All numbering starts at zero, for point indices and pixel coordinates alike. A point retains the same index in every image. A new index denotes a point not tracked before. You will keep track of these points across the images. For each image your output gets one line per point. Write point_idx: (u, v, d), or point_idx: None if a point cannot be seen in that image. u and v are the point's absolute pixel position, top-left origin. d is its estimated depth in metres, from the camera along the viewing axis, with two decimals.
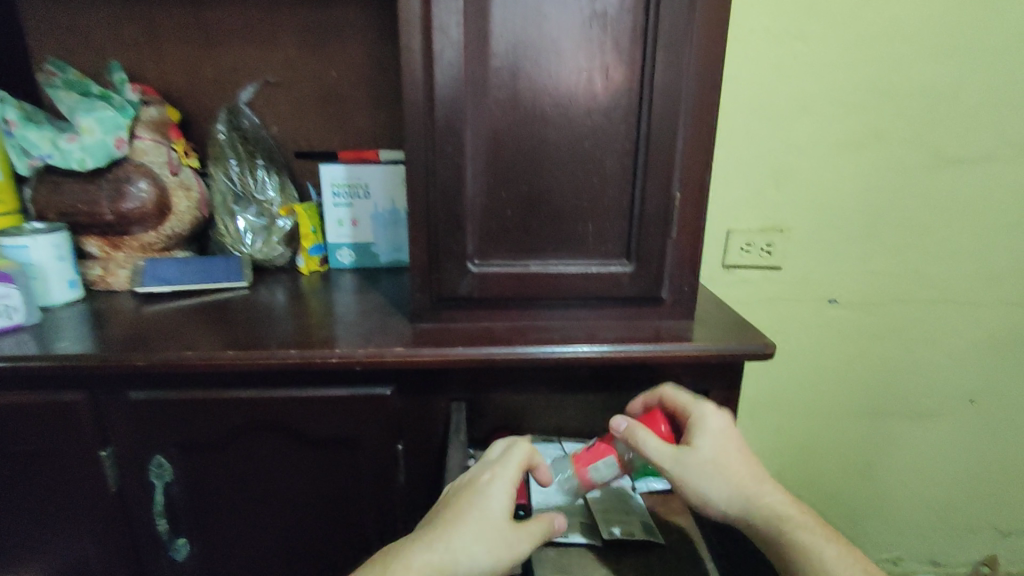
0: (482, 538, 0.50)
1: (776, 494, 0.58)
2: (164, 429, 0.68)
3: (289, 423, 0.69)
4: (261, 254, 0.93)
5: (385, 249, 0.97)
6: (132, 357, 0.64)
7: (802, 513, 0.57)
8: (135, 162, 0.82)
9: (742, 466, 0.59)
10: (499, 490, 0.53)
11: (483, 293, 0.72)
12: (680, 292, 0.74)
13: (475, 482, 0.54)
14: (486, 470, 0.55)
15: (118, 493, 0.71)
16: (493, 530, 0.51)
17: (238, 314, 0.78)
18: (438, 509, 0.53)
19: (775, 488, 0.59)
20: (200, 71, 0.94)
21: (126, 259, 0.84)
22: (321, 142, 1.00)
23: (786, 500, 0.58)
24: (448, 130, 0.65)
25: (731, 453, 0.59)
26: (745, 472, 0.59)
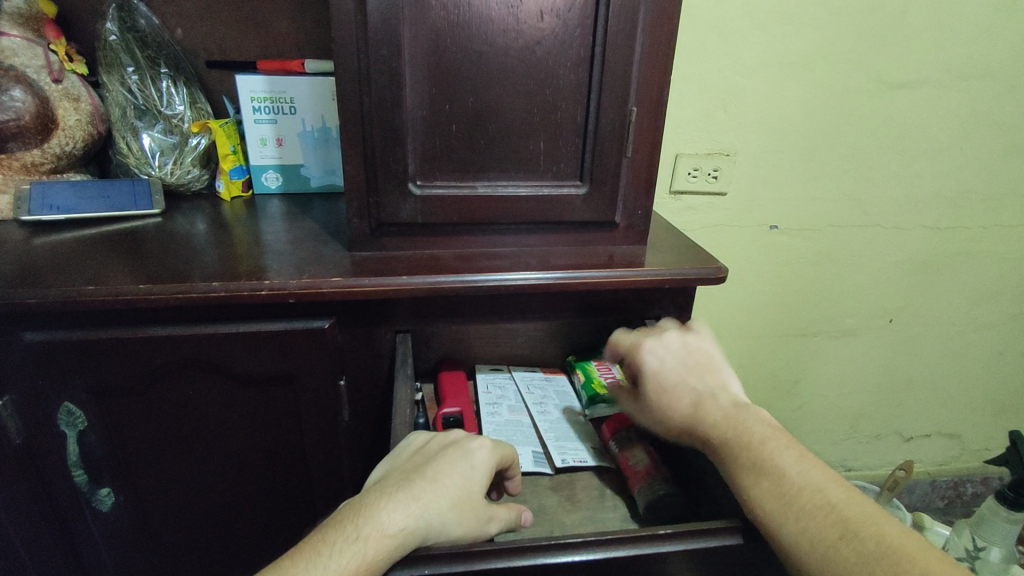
0: (461, 505, 0.46)
1: (718, 411, 0.53)
2: (71, 372, 0.60)
3: (219, 363, 0.63)
4: (173, 178, 0.82)
5: (316, 173, 0.88)
6: (23, 295, 0.56)
7: (751, 421, 0.51)
8: (2, 65, 0.69)
9: (683, 395, 0.56)
10: (484, 460, 0.50)
11: (428, 218, 0.66)
12: (634, 216, 0.71)
13: (463, 445, 0.50)
14: (474, 439, 0.52)
15: (23, 446, 0.63)
16: (471, 499, 0.47)
17: (150, 245, 0.69)
18: (409, 470, 0.47)
19: (717, 407, 0.54)
20: None
21: (6, 181, 0.71)
22: (237, 49, 0.87)
23: (728, 414, 0.53)
24: (383, 28, 0.57)
25: (668, 386, 0.57)
26: (684, 401, 0.56)
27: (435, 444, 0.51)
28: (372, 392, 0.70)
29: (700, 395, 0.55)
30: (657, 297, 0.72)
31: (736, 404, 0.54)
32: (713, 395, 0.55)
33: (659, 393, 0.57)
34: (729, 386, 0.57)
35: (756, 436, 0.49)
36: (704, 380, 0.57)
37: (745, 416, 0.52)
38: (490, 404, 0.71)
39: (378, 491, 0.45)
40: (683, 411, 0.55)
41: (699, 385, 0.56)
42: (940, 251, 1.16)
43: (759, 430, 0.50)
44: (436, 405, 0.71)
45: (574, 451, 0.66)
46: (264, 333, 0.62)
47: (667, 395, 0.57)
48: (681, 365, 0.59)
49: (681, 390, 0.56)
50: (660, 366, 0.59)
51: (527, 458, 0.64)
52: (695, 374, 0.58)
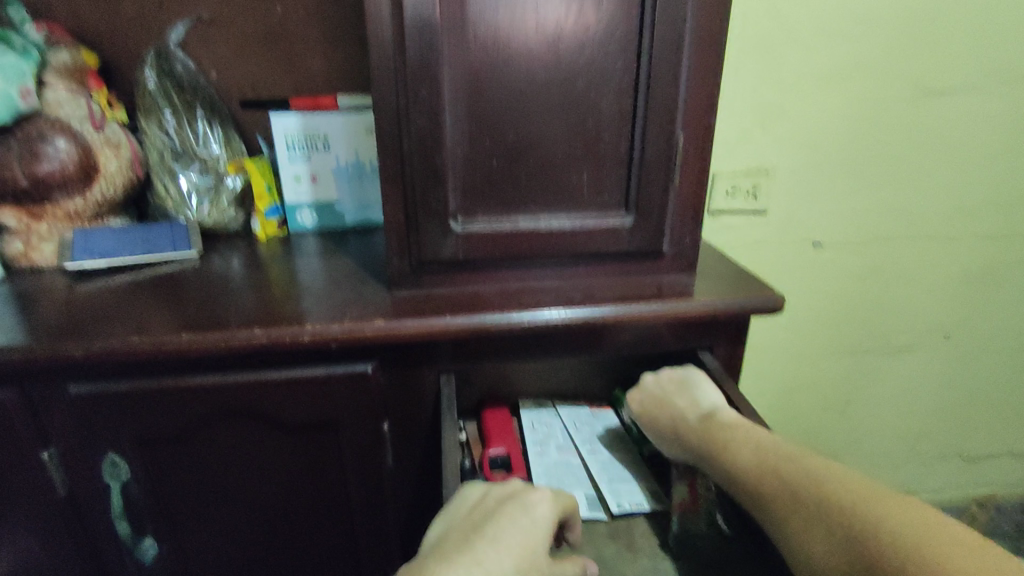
0: (525, 564, 0.43)
1: (688, 428, 0.58)
2: (115, 423, 0.60)
3: (261, 410, 0.61)
4: (210, 219, 0.82)
5: (351, 209, 0.87)
6: (68, 348, 0.55)
7: (718, 430, 0.56)
8: (48, 117, 0.70)
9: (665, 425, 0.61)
10: (546, 514, 0.47)
11: (469, 254, 0.64)
12: (681, 245, 0.68)
13: (524, 498, 0.47)
14: (533, 490, 0.49)
15: (68, 498, 0.63)
16: (535, 557, 0.44)
17: (189, 289, 0.69)
18: (468, 529, 0.45)
19: (703, 445, 0.56)
20: (117, 2, 0.80)
21: (49, 231, 0.72)
22: (270, 88, 0.87)
23: (712, 453, 0.55)
24: (421, 65, 0.56)
25: (649, 419, 0.63)
26: (662, 429, 0.61)
27: (491, 498, 0.48)
28: (415, 434, 0.68)
29: (674, 419, 0.61)
30: (708, 328, 0.69)
31: (701, 417, 0.58)
32: (682, 416, 0.60)
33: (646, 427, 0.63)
34: (715, 416, 0.58)
35: (754, 457, 0.51)
36: (689, 420, 0.59)
37: (709, 427, 0.56)
38: (536, 443, 0.68)
39: (435, 557, 0.43)
40: (665, 438, 0.61)
41: (672, 409, 0.62)
42: (996, 262, 1.10)
43: (721, 434, 0.55)
44: (481, 446, 0.69)
45: (630, 494, 0.62)
46: (307, 378, 0.60)
47: (652, 426, 0.63)
48: (657, 396, 0.64)
49: (660, 421, 0.62)
50: (642, 404, 0.65)
51: (581, 502, 0.61)
52: (681, 419, 0.60)
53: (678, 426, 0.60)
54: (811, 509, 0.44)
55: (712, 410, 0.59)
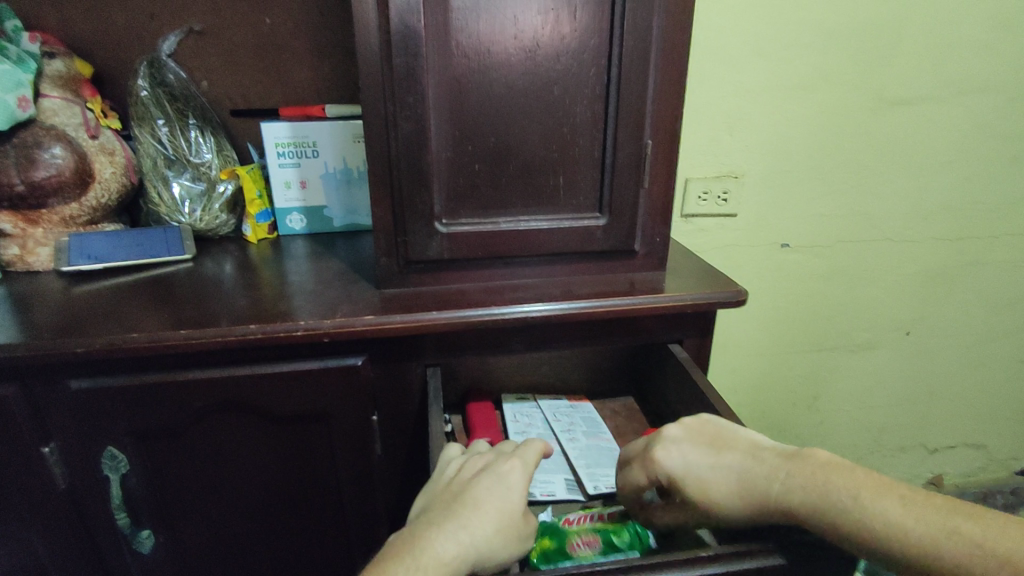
0: (500, 527, 0.46)
1: (779, 472, 0.46)
2: (115, 418, 0.62)
3: (256, 404, 0.64)
4: (203, 224, 0.84)
5: (339, 213, 0.89)
6: (70, 344, 0.58)
7: (832, 475, 0.44)
8: (44, 124, 0.73)
9: (733, 482, 0.48)
10: (518, 481, 0.50)
11: (454, 254, 0.68)
12: (652, 244, 0.73)
13: (496, 468, 0.51)
14: (505, 459, 0.52)
15: (68, 491, 0.65)
16: (509, 520, 0.47)
17: (184, 290, 0.71)
18: (448, 502, 0.48)
19: (827, 494, 0.43)
20: (110, 16, 0.82)
21: (46, 235, 0.75)
22: (260, 97, 0.90)
23: (851, 505, 0.42)
24: (407, 77, 0.60)
25: (708, 477, 0.49)
26: (730, 488, 0.48)
27: (467, 471, 0.52)
28: (402, 425, 0.71)
29: (746, 469, 0.47)
30: (679, 322, 0.74)
31: (786, 461, 0.47)
32: (760, 461, 0.47)
33: (704, 487, 0.49)
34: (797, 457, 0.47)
35: (900, 505, 0.41)
36: (772, 473, 0.46)
37: (810, 468, 0.45)
38: (518, 433, 0.72)
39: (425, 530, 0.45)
40: (738, 498, 0.47)
41: (734, 458, 0.49)
42: (951, 261, 1.17)
43: (843, 479, 0.43)
44: (466, 436, 0.72)
45: (605, 477, 0.65)
46: (299, 370, 0.64)
47: (713, 485, 0.48)
48: (703, 449, 0.51)
49: (727, 478, 0.48)
50: (687, 461, 0.51)
51: (559, 486, 0.64)
52: (761, 474, 0.46)
53: (763, 480, 0.46)
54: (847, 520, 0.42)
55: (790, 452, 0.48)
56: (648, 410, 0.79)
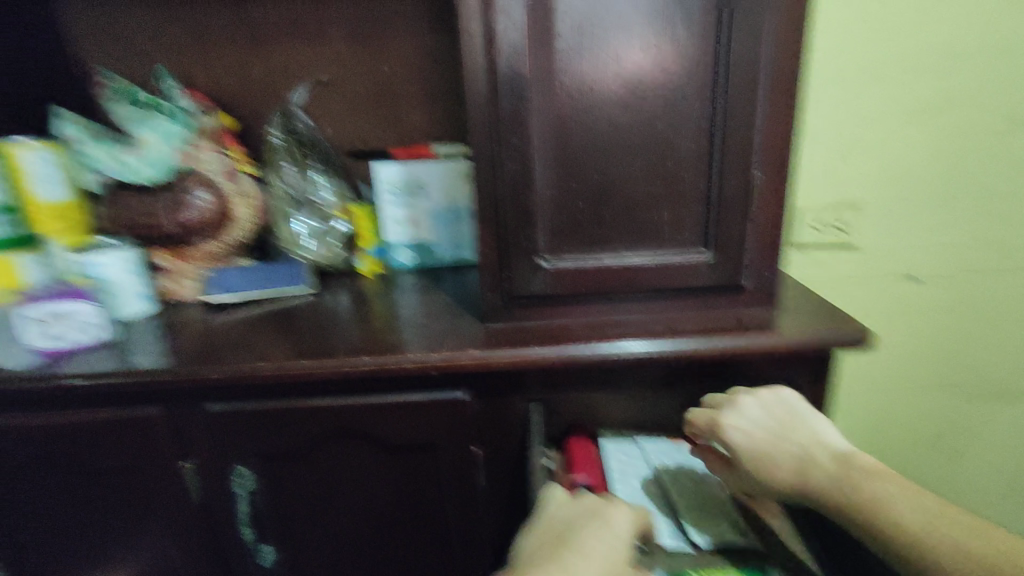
0: None
1: (828, 471, 0.56)
2: (244, 440, 0.67)
3: (368, 431, 0.68)
4: (324, 258, 0.90)
5: (446, 247, 0.93)
6: (208, 372, 0.64)
7: (868, 481, 0.54)
8: (190, 172, 0.81)
9: (788, 457, 0.59)
10: (626, 529, 0.50)
11: (557, 290, 0.68)
12: (761, 280, 0.70)
13: (605, 514, 0.50)
14: (615, 504, 0.52)
15: (202, 506, 0.71)
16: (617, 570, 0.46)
17: (306, 322, 0.77)
18: (558, 546, 0.48)
19: (869, 498, 0.53)
20: (248, 73, 0.92)
21: (193, 271, 0.83)
22: (373, 138, 0.97)
23: (875, 508, 0.53)
24: (513, 120, 0.62)
25: (766, 451, 0.60)
26: (780, 460, 0.59)
27: (577, 512, 0.51)
28: (501, 458, 0.71)
29: (799, 459, 0.58)
30: (794, 363, 0.69)
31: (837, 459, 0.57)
32: (816, 459, 0.57)
33: (758, 457, 0.60)
34: (850, 458, 0.57)
35: (917, 518, 0.51)
36: (824, 466, 0.57)
37: (854, 473, 0.55)
38: (616, 469, 0.68)
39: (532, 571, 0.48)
40: (784, 469, 0.59)
41: (794, 447, 0.59)
42: None
43: (876, 488, 0.53)
44: None
45: (710, 522, 0.62)
46: (407, 399, 0.67)
47: (769, 463, 0.59)
48: (768, 431, 0.61)
49: (779, 452, 0.59)
50: (748, 437, 0.61)
51: (662, 529, 0.61)
52: (813, 464, 0.57)
53: (809, 467, 0.57)
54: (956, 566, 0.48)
55: (842, 452, 0.58)
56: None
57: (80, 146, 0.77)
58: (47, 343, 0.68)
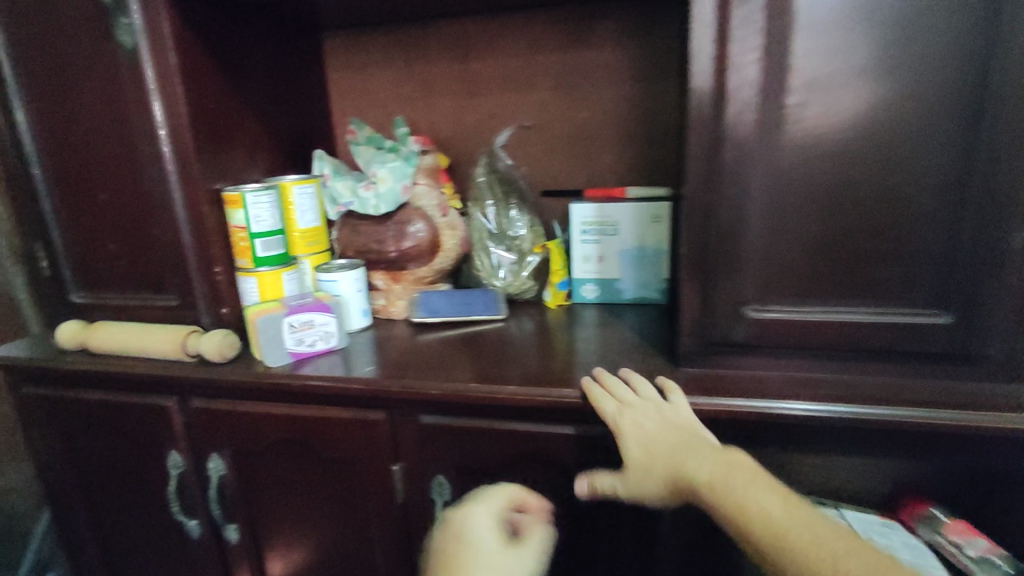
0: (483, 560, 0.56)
1: (665, 447, 0.58)
2: (448, 451, 0.74)
3: (560, 458, 0.70)
4: (513, 288, 0.96)
5: (630, 286, 0.94)
6: (427, 387, 0.71)
7: (716, 457, 0.54)
8: (414, 206, 0.93)
9: (660, 449, 0.58)
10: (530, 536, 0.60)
11: (764, 341, 0.66)
12: (1011, 353, 0.61)
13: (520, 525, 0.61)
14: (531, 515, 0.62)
15: (403, 505, 0.79)
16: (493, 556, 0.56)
17: (502, 347, 0.83)
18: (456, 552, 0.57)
19: (695, 466, 0.54)
20: (463, 118, 1.03)
21: (403, 291, 0.94)
22: (567, 178, 1.02)
23: (707, 480, 0.53)
24: (734, 170, 0.62)
25: (643, 440, 0.60)
26: (672, 450, 0.57)
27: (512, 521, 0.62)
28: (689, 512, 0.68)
29: (651, 432, 0.60)
30: None
31: (681, 434, 0.59)
32: (665, 433, 0.59)
33: (638, 445, 0.60)
34: (699, 438, 0.58)
35: (769, 501, 0.50)
36: (667, 439, 0.58)
37: (695, 449, 0.56)
38: None
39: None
40: (670, 459, 0.57)
41: (646, 419, 0.61)
42: None
43: (722, 464, 0.54)
44: None
45: None
46: (599, 435, 0.68)
47: (626, 438, 0.61)
48: (653, 414, 0.61)
49: (659, 444, 0.59)
50: (625, 411, 0.63)
51: None
52: (653, 443, 0.59)
53: (649, 440, 0.59)
54: (780, 530, 0.47)
55: (691, 428, 0.60)
56: (1009, 553, 0.62)
57: (331, 182, 0.92)
58: (296, 346, 0.80)
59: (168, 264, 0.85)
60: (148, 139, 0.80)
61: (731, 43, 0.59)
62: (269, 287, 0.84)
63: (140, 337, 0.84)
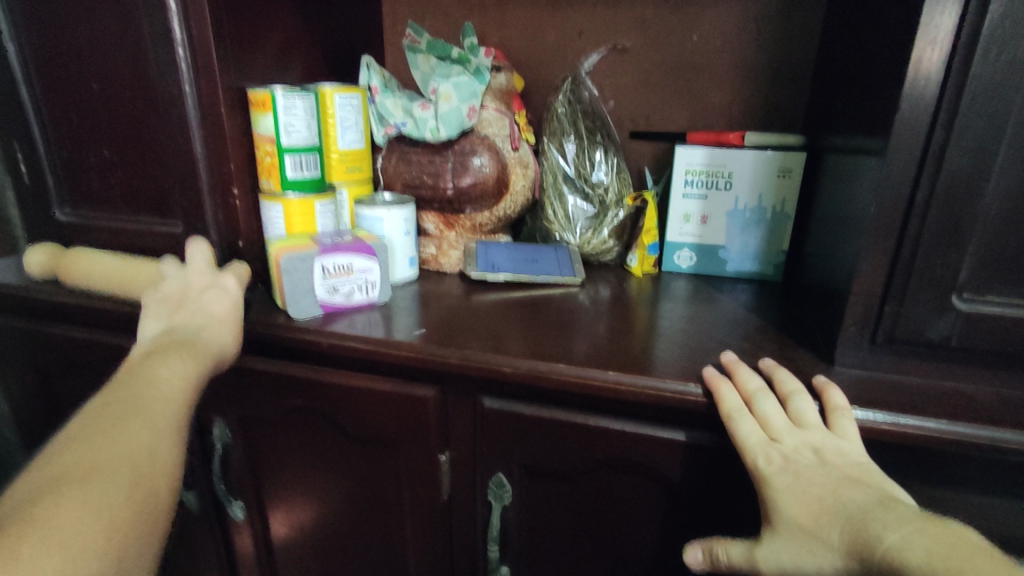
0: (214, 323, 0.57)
1: (842, 504, 0.39)
2: (513, 445, 0.57)
3: (662, 474, 0.53)
4: (591, 248, 0.78)
5: (736, 256, 0.76)
6: (497, 364, 0.54)
7: (930, 532, 0.35)
8: (479, 134, 0.75)
9: (822, 502, 0.40)
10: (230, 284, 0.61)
11: (968, 343, 0.48)
12: None
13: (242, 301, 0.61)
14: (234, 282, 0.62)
15: (447, 502, 0.63)
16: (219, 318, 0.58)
17: (582, 317, 0.66)
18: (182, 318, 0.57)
19: (895, 542, 0.35)
20: (542, 34, 0.84)
21: (457, 239, 0.78)
22: (664, 118, 0.83)
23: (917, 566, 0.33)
24: (983, 96, 0.43)
25: (799, 483, 0.41)
26: (850, 509, 0.38)
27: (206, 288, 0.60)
28: None
29: (816, 476, 0.41)
30: None
31: (866, 489, 0.40)
32: (839, 480, 0.41)
33: (793, 496, 0.41)
34: (890, 494, 0.39)
35: None
36: (843, 493, 0.40)
37: (892, 513, 0.37)
38: None
39: (231, 310, 0.59)
40: (847, 521, 0.38)
41: (807, 457, 0.43)
42: None
43: (938, 542, 0.34)
44: None
45: None
46: (726, 452, 0.50)
47: (770, 479, 0.43)
48: (810, 447, 0.43)
49: (824, 492, 0.40)
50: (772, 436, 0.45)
51: None
52: (821, 494, 0.40)
53: (816, 490, 0.41)
54: None
55: (873, 480, 0.41)
56: None
57: (380, 97, 0.75)
58: (328, 295, 0.63)
59: (175, 181, 0.68)
60: (154, 11, 0.62)
61: None
62: (296, 219, 0.68)
63: (133, 275, 0.66)
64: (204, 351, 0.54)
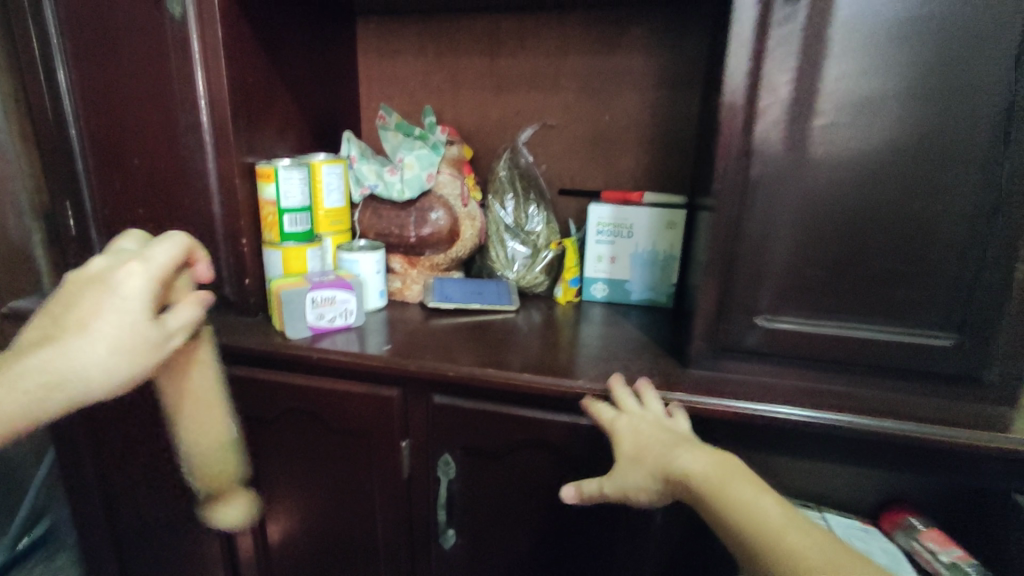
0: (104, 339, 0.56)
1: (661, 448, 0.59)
2: (456, 431, 0.76)
3: (562, 447, 0.73)
4: (525, 281, 0.99)
5: (638, 288, 0.97)
6: (443, 368, 0.74)
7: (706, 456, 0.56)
8: (436, 194, 0.95)
9: (641, 441, 0.61)
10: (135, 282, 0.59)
11: (771, 349, 0.70)
12: (1001, 378, 0.65)
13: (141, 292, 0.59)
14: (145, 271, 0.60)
15: (407, 480, 0.82)
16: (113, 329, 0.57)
17: (513, 336, 0.85)
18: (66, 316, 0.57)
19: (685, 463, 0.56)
20: (489, 113, 1.06)
21: (418, 276, 0.98)
22: (585, 179, 1.05)
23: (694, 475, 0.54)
24: (760, 183, 0.65)
25: (639, 438, 0.61)
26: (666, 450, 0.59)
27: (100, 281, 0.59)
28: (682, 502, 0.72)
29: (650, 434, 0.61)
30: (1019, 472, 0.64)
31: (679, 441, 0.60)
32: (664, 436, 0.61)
33: (634, 447, 0.61)
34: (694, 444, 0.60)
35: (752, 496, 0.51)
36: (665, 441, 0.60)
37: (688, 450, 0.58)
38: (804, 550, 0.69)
39: (120, 328, 0.57)
40: (662, 457, 0.58)
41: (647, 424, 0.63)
42: None
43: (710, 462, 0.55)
44: None
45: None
46: None
47: (623, 439, 0.63)
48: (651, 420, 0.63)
49: (653, 443, 0.60)
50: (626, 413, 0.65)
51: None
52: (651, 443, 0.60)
53: (648, 442, 0.61)
54: (761, 523, 0.48)
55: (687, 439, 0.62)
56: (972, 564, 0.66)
57: (357, 164, 0.95)
58: (317, 320, 0.83)
59: (196, 231, 0.87)
60: (186, 107, 0.82)
61: (766, 64, 0.62)
62: (292, 262, 0.87)
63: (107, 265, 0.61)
64: (64, 389, 0.54)
